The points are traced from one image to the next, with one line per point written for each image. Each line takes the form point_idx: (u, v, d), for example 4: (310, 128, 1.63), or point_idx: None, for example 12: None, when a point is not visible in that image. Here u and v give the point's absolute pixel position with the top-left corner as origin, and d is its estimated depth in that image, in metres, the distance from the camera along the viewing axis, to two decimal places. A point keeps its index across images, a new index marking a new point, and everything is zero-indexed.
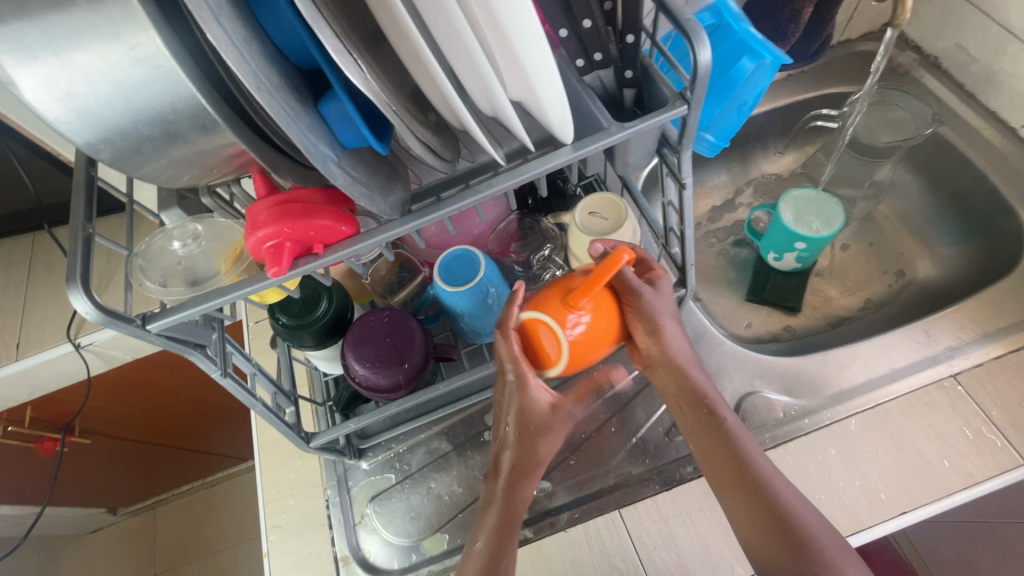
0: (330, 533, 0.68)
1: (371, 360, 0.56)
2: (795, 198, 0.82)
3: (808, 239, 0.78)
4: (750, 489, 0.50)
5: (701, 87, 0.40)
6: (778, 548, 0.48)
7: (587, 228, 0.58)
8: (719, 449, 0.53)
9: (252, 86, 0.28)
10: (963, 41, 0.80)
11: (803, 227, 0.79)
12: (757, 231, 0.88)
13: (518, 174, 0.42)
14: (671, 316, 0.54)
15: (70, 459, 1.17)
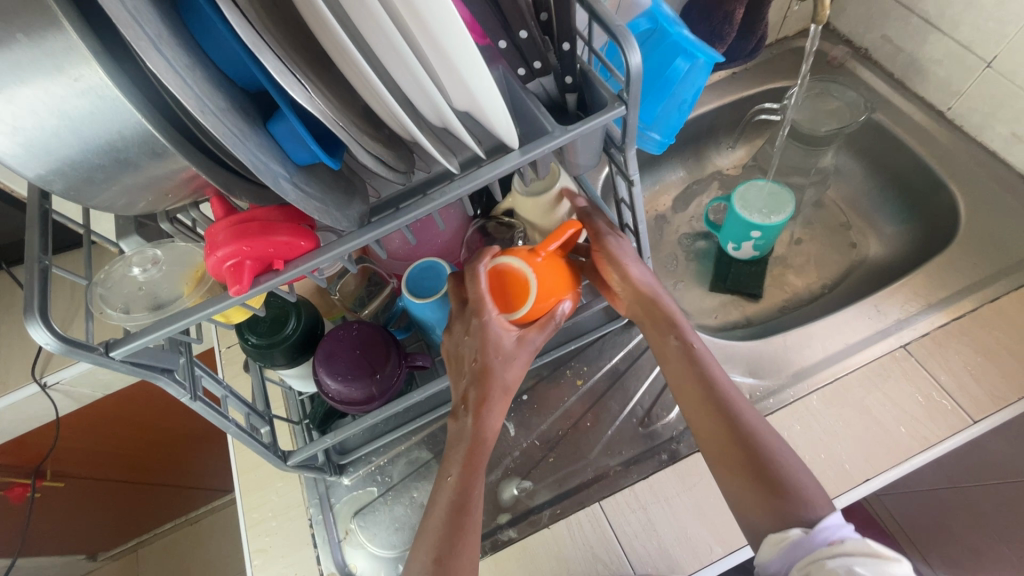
0: (315, 552, 0.68)
1: (344, 374, 0.57)
2: (747, 190, 0.85)
3: (762, 227, 0.81)
4: (748, 463, 0.52)
5: (636, 88, 0.43)
6: (765, 514, 0.50)
7: (528, 192, 0.60)
8: (686, 369, 0.57)
9: (196, 109, 0.29)
10: (889, 33, 0.85)
11: (756, 216, 0.82)
12: (716, 223, 0.90)
13: (471, 180, 0.44)
14: (636, 257, 0.58)
15: (42, 505, 1.13)
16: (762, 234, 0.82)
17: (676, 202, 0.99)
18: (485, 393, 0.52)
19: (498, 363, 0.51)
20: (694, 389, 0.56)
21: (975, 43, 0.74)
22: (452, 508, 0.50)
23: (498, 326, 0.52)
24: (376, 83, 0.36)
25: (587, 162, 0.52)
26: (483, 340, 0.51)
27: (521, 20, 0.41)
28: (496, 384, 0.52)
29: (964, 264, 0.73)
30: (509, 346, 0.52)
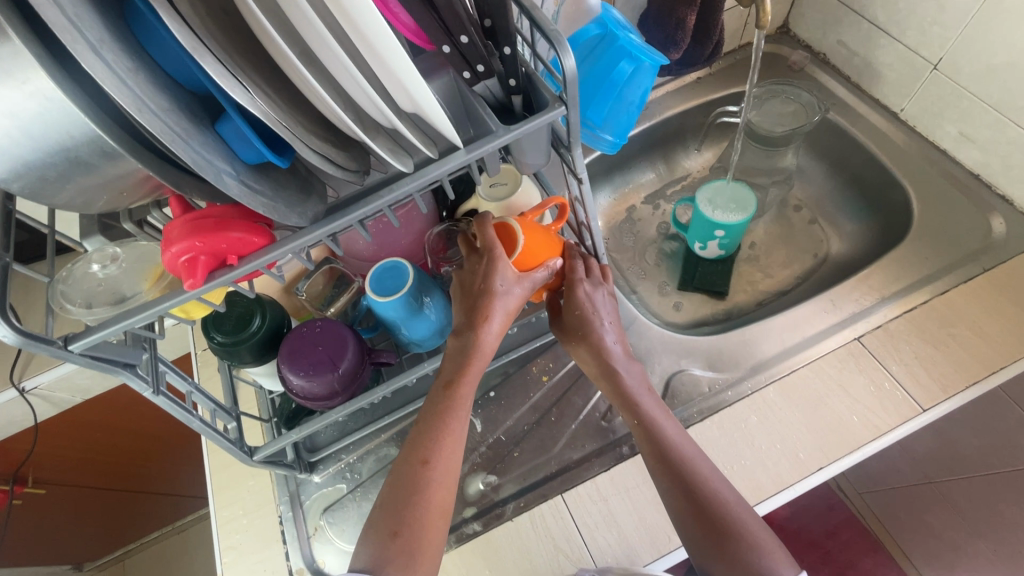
0: (284, 548, 0.69)
1: (306, 370, 0.58)
2: (712, 191, 0.87)
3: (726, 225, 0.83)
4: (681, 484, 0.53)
5: (573, 88, 0.45)
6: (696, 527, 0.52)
7: (490, 197, 0.66)
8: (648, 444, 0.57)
9: (133, 107, 0.31)
10: (844, 38, 0.89)
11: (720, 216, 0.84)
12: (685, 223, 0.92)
13: (419, 178, 0.47)
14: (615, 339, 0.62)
15: (24, 513, 1.14)
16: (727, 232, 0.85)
17: (646, 203, 1.02)
18: (484, 307, 0.55)
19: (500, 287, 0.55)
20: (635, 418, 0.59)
21: (921, 46, 0.77)
22: (399, 515, 0.51)
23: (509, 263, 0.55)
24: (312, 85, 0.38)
25: (539, 161, 0.54)
26: (490, 269, 0.54)
27: (460, 26, 0.43)
28: (494, 315, 0.55)
29: (916, 259, 0.75)
30: (512, 280, 0.55)
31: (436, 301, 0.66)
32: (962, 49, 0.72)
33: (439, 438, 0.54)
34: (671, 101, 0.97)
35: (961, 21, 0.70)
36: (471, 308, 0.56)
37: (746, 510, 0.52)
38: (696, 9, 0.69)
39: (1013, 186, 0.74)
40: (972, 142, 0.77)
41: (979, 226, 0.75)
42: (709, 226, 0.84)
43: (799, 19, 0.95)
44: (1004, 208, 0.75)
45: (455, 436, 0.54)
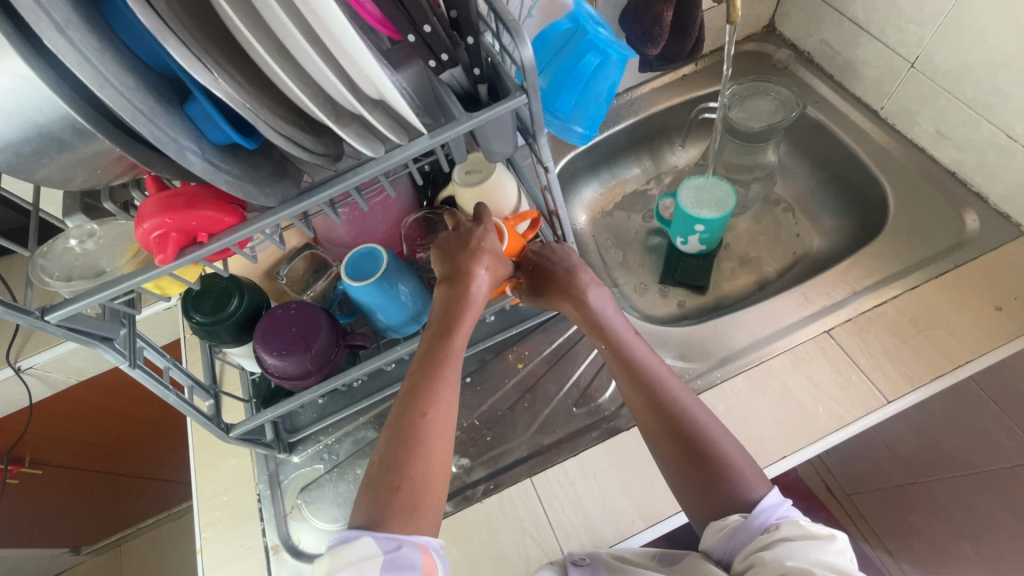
0: (260, 525, 0.71)
1: (279, 350, 0.60)
2: (693, 186, 0.88)
3: (706, 220, 0.84)
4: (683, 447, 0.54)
5: (533, 78, 0.47)
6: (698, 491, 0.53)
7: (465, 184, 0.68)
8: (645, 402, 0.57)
9: (93, 84, 0.32)
10: (826, 36, 0.89)
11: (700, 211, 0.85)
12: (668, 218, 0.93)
13: (384, 162, 0.48)
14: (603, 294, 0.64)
15: (19, 493, 1.17)
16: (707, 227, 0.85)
17: (631, 198, 1.02)
18: (470, 266, 0.58)
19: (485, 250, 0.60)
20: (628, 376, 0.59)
21: (899, 44, 0.77)
22: (399, 468, 0.49)
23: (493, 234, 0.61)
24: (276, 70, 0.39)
25: (506, 150, 0.56)
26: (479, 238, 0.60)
27: (423, 15, 0.44)
28: (481, 277, 0.58)
29: (889, 254, 0.75)
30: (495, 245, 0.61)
31: (411, 286, 0.68)
32: (937, 46, 0.72)
33: (435, 386, 0.53)
34: (656, 97, 0.98)
35: (936, 19, 0.71)
36: (455, 270, 0.59)
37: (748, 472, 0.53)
38: (672, 4, 0.71)
39: (987, 183, 0.75)
40: (948, 139, 0.77)
41: (952, 223, 0.76)
42: (689, 220, 0.85)
43: (784, 17, 0.96)
44: (978, 205, 0.76)
45: (449, 384, 0.54)
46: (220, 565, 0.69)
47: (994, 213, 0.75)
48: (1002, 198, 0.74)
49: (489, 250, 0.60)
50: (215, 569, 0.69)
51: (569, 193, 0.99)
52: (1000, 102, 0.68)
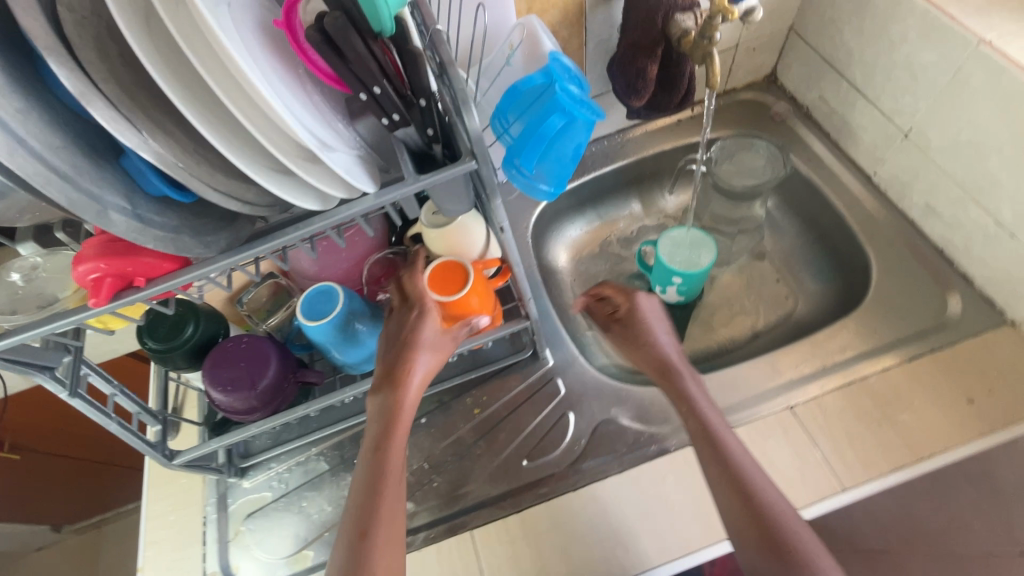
0: (202, 549, 0.72)
1: (225, 385, 0.61)
2: (676, 236, 0.86)
3: (683, 273, 0.82)
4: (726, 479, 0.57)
5: (482, 147, 0.47)
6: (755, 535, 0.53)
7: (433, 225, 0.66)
8: (694, 425, 0.62)
9: (4, 150, 0.32)
10: (825, 94, 0.87)
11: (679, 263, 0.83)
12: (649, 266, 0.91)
13: (327, 218, 0.47)
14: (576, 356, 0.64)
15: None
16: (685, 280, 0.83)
17: (617, 239, 1.01)
18: (399, 365, 0.59)
19: (418, 343, 0.60)
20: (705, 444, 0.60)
21: (895, 113, 0.75)
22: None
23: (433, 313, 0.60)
24: (211, 132, 0.39)
25: (462, 208, 0.55)
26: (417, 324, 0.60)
27: (373, 77, 0.44)
28: (414, 374, 0.60)
29: (866, 330, 0.73)
30: (432, 336, 0.61)
31: (370, 326, 0.68)
32: (932, 121, 0.70)
33: (378, 500, 0.56)
34: (649, 140, 0.97)
35: (932, 93, 0.68)
36: (387, 370, 0.60)
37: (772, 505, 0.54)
38: (657, 60, 0.69)
39: (973, 266, 0.72)
40: (937, 215, 0.74)
41: (933, 303, 0.73)
42: (666, 273, 0.83)
43: (786, 69, 0.94)
44: (963, 287, 0.73)
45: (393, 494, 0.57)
46: None
47: (978, 297, 0.72)
48: (987, 284, 0.71)
49: (423, 343, 0.60)
50: None
51: (552, 230, 0.97)
52: (991, 187, 0.65)
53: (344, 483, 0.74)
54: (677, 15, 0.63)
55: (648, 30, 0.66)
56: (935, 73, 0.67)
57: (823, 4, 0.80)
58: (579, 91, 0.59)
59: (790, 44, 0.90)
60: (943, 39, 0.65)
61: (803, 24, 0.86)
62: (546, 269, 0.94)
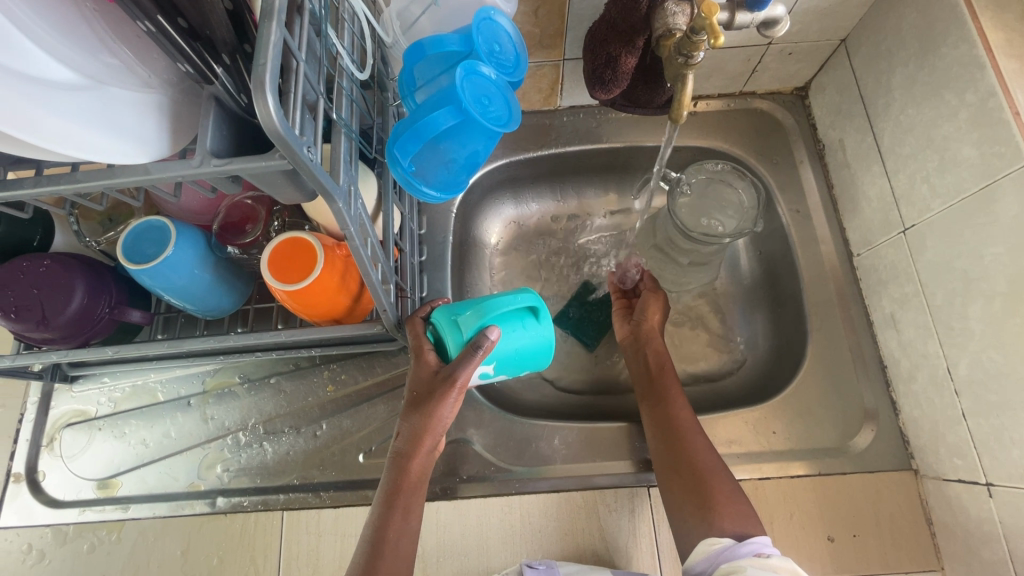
0: (13, 446, 0.68)
1: (5, 309, 0.51)
2: (499, 301, 0.54)
3: (540, 328, 0.57)
4: (666, 417, 0.63)
5: (292, 147, 0.33)
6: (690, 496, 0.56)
7: None
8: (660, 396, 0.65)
9: None
10: (846, 139, 0.71)
11: (529, 333, 0.56)
12: (438, 342, 0.58)
13: (81, 184, 0.35)
14: (437, 435, 0.55)
15: None
16: (534, 349, 0.57)
17: (566, 229, 0.87)
18: (387, 487, 0.55)
19: (403, 456, 0.55)
20: (667, 425, 0.62)
21: (904, 199, 0.61)
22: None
23: (450, 408, 0.54)
24: None
25: (295, 200, 0.42)
26: (420, 431, 0.55)
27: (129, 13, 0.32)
28: (416, 488, 0.55)
29: (764, 429, 0.66)
30: (432, 445, 0.56)
31: (207, 275, 0.57)
32: (937, 228, 0.57)
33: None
34: (632, 126, 0.81)
35: (950, 197, 0.55)
36: (382, 487, 0.55)
37: (706, 453, 0.59)
38: (637, 53, 0.52)
39: (906, 398, 0.63)
40: (896, 331, 0.64)
41: (847, 422, 0.65)
42: (512, 338, 0.55)
43: (819, 88, 0.76)
44: (886, 415, 0.65)
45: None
46: None
47: (895, 431, 0.64)
48: (912, 422, 0.62)
49: (432, 433, 0.55)
50: None
51: (488, 199, 0.84)
52: (960, 332, 0.55)
53: (177, 421, 0.69)
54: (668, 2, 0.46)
55: (630, 10, 0.49)
56: (966, 173, 0.53)
57: (887, 26, 0.62)
58: (492, 81, 0.44)
59: (835, 59, 0.71)
60: (993, 137, 0.50)
61: (856, 43, 0.67)
62: (469, 244, 0.82)
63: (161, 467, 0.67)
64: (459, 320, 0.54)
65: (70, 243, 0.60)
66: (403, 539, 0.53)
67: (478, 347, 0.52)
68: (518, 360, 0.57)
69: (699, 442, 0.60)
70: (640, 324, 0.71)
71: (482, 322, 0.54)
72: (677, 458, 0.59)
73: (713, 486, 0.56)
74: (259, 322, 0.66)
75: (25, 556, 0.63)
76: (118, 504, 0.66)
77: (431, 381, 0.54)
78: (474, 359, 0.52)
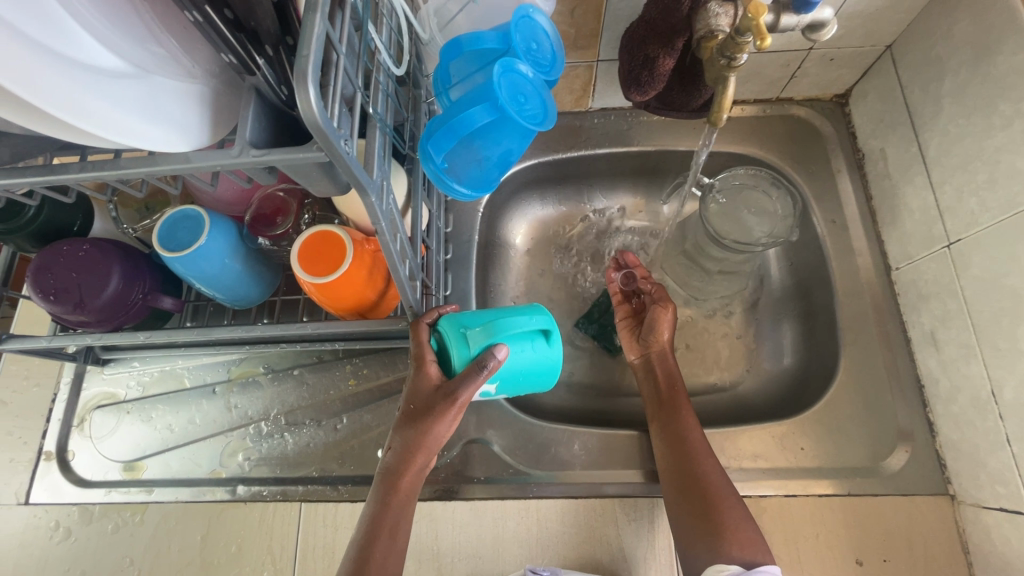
0: (45, 425, 0.70)
1: (46, 291, 0.53)
2: (511, 321, 0.53)
3: (550, 352, 0.56)
4: (678, 437, 0.61)
5: (329, 139, 0.33)
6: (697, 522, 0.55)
7: None
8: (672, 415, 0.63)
9: None
10: (888, 149, 0.68)
11: (536, 356, 0.55)
12: (441, 352, 0.57)
13: (126, 170, 0.36)
14: (428, 453, 0.55)
15: None
16: (540, 371, 0.56)
17: (592, 233, 0.86)
18: (375, 502, 0.55)
19: (393, 471, 0.55)
20: (678, 446, 0.61)
21: (950, 212, 0.59)
22: None
23: (445, 428, 0.54)
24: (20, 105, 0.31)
25: (329, 193, 0.42)
26: (413, 449, 0.55)
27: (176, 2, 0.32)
28: (405, 504, 0.55)
29: (792, 444, 0.64)
30: (424, 462, 0.56)
31: (238, 265, 0.58)
32: (986, 243, 0.54)
33: None
34: (664, 130, 0.79)
35: (1001, 212, 0.52)
36: (370, 503, 0.55)
37: (719, 476, 0.58)
38: (676, 54, 0.51)
39: (945, 419, 0.61)
40: (936, 349, 0.61)
41: (879, 442, 0.63)
42: (518, 360, 0.54)
43: (860, 96, 0.73)
44: (921, 436, 0.62)
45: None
46: None
47: (931, 453, 0.61)
48: (951, 445, 0.60)
49: (424, 450, 0.55)
50: None
51: (515, 200, 0.83)
52: (1007, 353, 0.52)
53: (201, 408, 0.70)
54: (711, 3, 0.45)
55: (671, 11, 0.48)
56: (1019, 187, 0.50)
57: (937, 33, 0.59)
58: (529, 79, 0.43)
59: (879, 66, 0.69)
60: None
61: (903, 49, 0.65)
62: (494, 244, 0.82)
63: (185, 452, 0.69)
64: (467, 335, 0.53)
65: (108, 230, 0.62)
66: (389, 555, 0.53)
67: (484, 366, 0.51)
68: (521, 381, 0.56)
69: (710, 464, 0.58)
70: (651, 345, 0.69)
71: (491, 340, 0.52)
72: (687, 479, 0.58)
73: (727, 513, 0.55)
74: (285, 313, 0.67)
75: (52, 533, 0.65)
76: (143, 486, 0.67)
77: (430, 397, 0.54)
78: (477, 378, 0.51)
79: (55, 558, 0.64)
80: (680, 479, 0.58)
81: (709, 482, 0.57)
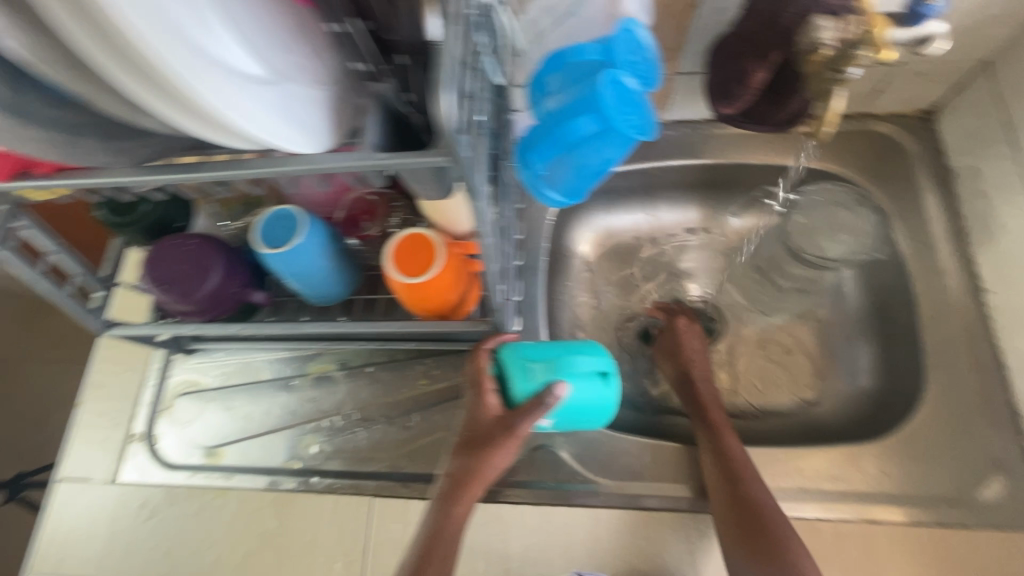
0: (135, 409, 0.74)
1: (158, 281, 0.57)
2: (573, 360, 0.53)
3: (607, 393, 0.55)
4: (724, 459, 0.60)
5: (454, 145, 0.35)
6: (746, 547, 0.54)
7: None
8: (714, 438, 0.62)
9: None
10: (983, 167, 0.66)
11: (595, 398, 0.54)
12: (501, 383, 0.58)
13: (264, 168, 0.40)
14: (483, 485, 0.56)
15: None
16: (597, 410, 0.55)
17: (658, 245, 0.86)
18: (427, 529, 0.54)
19: (448, 498, 0.55)
20: (724, 468, 0.59)
21: None
22: None
23: (503, 457, 0.55)
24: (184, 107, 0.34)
25: (435, 196, 0.44)
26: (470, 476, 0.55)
27: None
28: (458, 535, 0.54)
29: (875, 469, 0.61)
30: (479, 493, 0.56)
31: (329, 264, 0.61)
32: None
33: None
34: (738, 143, 0.79)
35: None
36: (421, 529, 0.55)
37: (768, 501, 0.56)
38: (768, 67, 0.51)
39: None
40: None
41: (970, 472, 0.60)
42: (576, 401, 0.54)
43: (951, 111, 0.71)
44: (1017, 468, 0.59)
45: None
46: (89, 425, 0.74)
47: None
48: None
49: (480, 480, 0.56)
50: (87, 426, 0.74)
51: (583, 210, 0.84)
52: None
53: (278, 400, 0.73)
54: (814, 18, 0.45)
55: (772, 24, 0.48)
56: None
57: None
58: (633, 91, 0.44)
59: (974, 81, 0.67)
60: None
61: (1003, 64, 0.62)
62: (561, 253, 0.82)
63: (263, 442, 0.71)
64: (528, 369, 0.54)
65: (206, 226, 0.65)
66: None
67: (544, 401, 0.52)
68: (577, 419, 0.56)
69: (759, 486, 0.57)
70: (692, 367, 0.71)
71: (551, 377, 0.53)
72: (738, 500, 0.56)
73: (784, 539, 0.53)
74: (364, 311, 0.69)
75: (140, 511, 0.69)
76: (223, 472, 0.70)
77: (489, 427, 0.55)
78: (538, 412, 0.52)
79: (142, 535, 0.67)
80: (727, 503, 0.57)
81: (755, 508, 0.55)
